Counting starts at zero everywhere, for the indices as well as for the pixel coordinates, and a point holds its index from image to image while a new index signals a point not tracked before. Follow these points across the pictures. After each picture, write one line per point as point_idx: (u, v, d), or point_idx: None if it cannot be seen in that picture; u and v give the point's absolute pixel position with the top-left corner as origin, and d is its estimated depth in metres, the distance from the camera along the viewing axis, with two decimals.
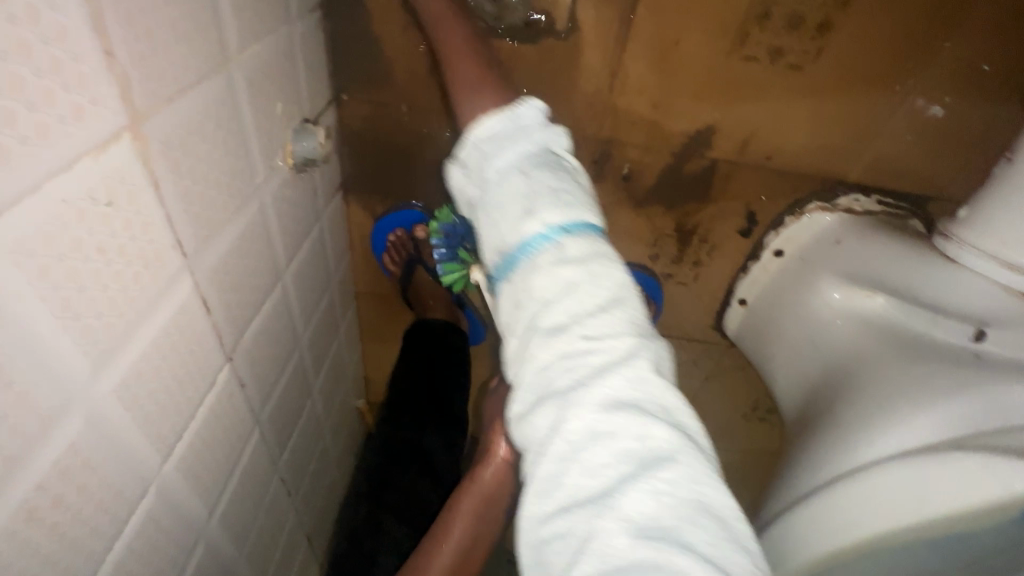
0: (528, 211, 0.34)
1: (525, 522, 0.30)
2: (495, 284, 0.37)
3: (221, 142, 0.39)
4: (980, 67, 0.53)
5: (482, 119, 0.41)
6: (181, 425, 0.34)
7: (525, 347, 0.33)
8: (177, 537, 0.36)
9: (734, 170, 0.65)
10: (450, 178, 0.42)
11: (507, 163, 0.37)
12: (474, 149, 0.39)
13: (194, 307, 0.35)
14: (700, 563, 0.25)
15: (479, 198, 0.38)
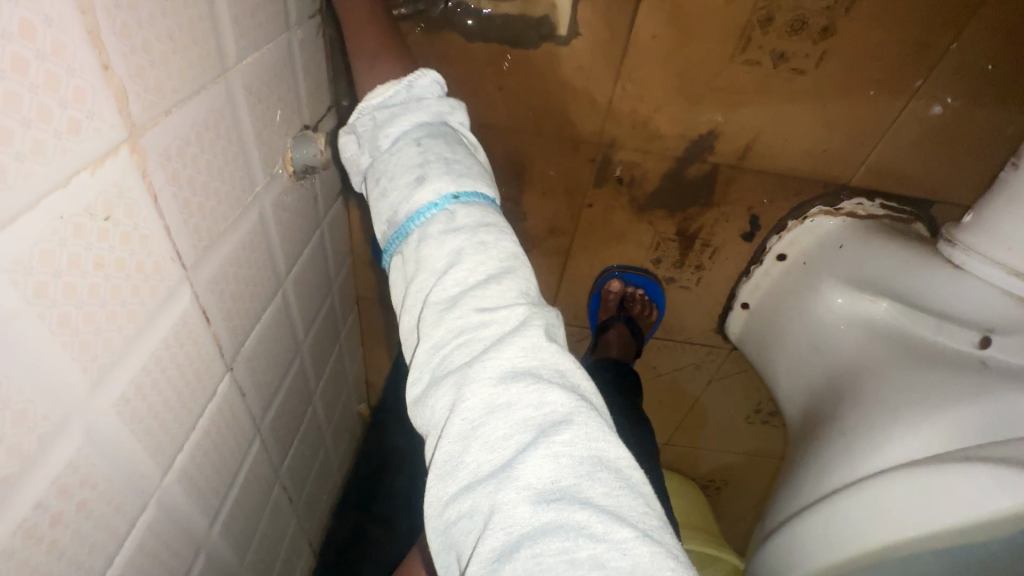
0: (420, 176, 0.38)
1: (432, 512, 0.31)
2: (390, 261, 0.40)
3: (222, 148, 0.39)
4: (983, 67, 0.54)
5: (374, 89, 0.45)
6: (181, 437, 0.39)
7: (425, 326, 0.35)
8: (177, 540, 0.41)
9: (736, 176, 0.66)
10: (343, 150, 0.45)
11: (397, 132, 0.42)
12: (367, 117, 0.44)
13: (193, 318, 0.38)
14: (600, 514, 0.27)
15: (373, 165, 0.42)
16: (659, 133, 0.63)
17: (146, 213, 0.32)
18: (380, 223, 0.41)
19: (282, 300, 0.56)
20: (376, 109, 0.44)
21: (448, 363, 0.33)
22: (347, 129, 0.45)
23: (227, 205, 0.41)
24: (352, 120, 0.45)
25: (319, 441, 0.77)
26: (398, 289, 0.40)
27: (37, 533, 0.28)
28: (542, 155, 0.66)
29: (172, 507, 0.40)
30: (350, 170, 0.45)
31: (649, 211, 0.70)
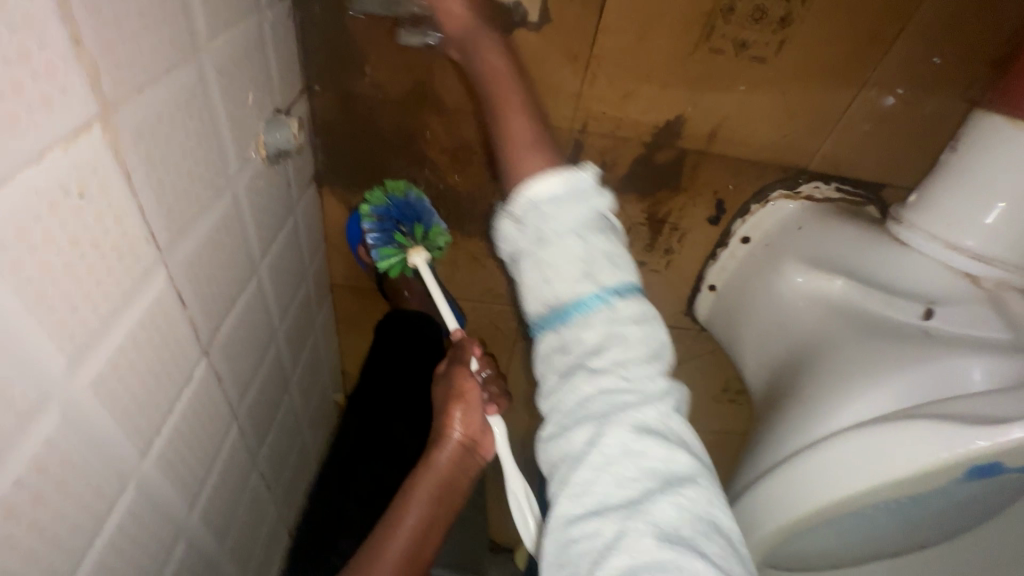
0: (589, 277, 0.44)
1: (559, 524, 0.41)
2: (539, 322, 0.47)
3: (196, 130, 0.39)
4: (930, 59, 0.58)
5: (544, 174, 0.47)
6: (159, 420, 0.39)
7: (571, 383, 0.44)
8: (156, 524, 0.41)
9: (702, 161, 0.68)
10: (499, 222, 0.49)
11: (567, 223, 0.45)
12: (533, 204, 0.46)
13: (169, 300, 0.38)
14: (708, 561, 0.37)
15: (537, 249, 0.45)
16: (628, 120, 0.65)
17: (119, 192, 0.31)
18: (533, 299, 0.47)
19: (257, 286, 0.55)
20: (542, 199, 0.46)
21: (590, 414, 0.42)
22: (506, 212, 0.48)
23: (200, 188, 0.41)
24: (515, 203, 0.47)
25: (296, 429, 0.77)
26: (542, 346, 0.48)
27: (18, 512, 0.28)
28: None
29: (152, 491, 0.40)
30: (499, 242, 0.50)
31: (620, 197, 0.72)
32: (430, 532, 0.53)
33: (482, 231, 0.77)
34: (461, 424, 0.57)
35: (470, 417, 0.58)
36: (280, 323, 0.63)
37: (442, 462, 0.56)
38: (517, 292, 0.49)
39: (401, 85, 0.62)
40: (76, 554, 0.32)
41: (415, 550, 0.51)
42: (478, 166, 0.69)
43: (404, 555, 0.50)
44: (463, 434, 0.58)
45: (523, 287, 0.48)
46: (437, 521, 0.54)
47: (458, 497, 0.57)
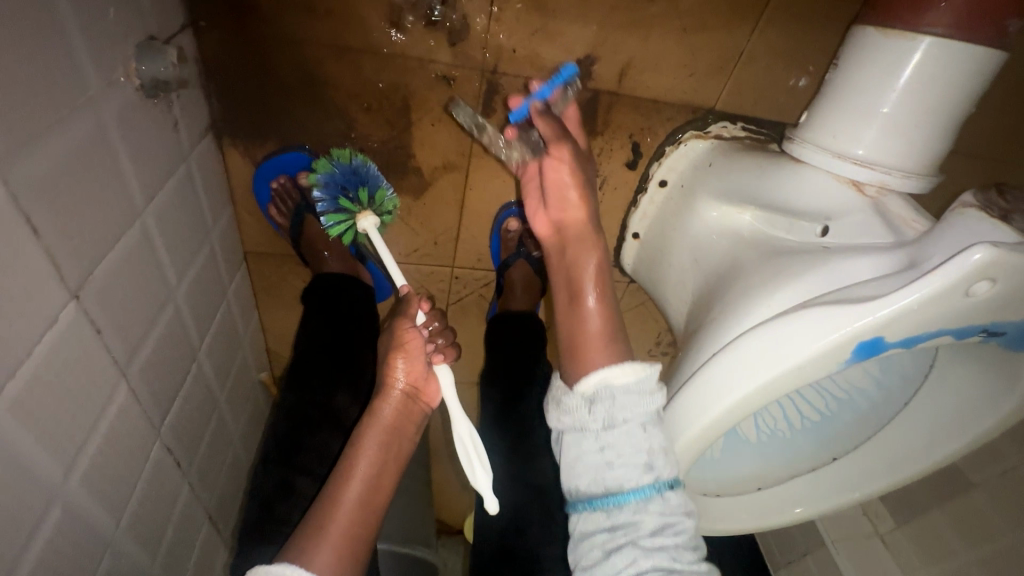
0: (651, 467, 0.46)
1: None
2: (589, 502, 0.48)
3: (36, 37, 0.35)
4: (847, 19, 0.63)
5: (624, 362, 0.50)
6: (13, 361, 0.35)
7: (624, 560, 0.44)
8: (16, 485, 0.37)
9: (615, 103, 0.69)
10: (567, 397, 0.51)
11: (640, 413, 0.48)
12: (614, 391, 0.49)
13: (13, 223, 0.34)
14: None
15: (606, 433, 0.48)
16: (540, 60, 0.64)
17: None
18: (590, 477, 0.48)
19: (143, 236, 0.51)
20: (623, 388, 0.49)
21: None
22: (576, 392, 0.51)
23: (49, 103, 0.37)
24: (588, 385, 0.50)
25: (211, 405, 0.72)
26: (587, 527, 0.48)
27: None
28: (428, 88, 0.65)
29: (7, 442, 0.35)
30: (560, 414, 0.52)
31: None
32: (383, 477, 0.50)
33: (402, 186, 0.74)
34: (403, 373, 0.53)
35: (414, 365, 0.54)
36: (178, 282, 0.58)
37: (387, 413, 0.53)
38: (568, 464, 0.50)
39: (298, 22, 0.59)
40: None
41: (370, 497, 0.49)
42: (392, 115, 0.67)
43: (362, 503, 0.48)
44: (407, 382, 0.54)
45: (576, 461, 0.49)
46: (390, 465, 0.52)
47: (409, 442, 0.55)
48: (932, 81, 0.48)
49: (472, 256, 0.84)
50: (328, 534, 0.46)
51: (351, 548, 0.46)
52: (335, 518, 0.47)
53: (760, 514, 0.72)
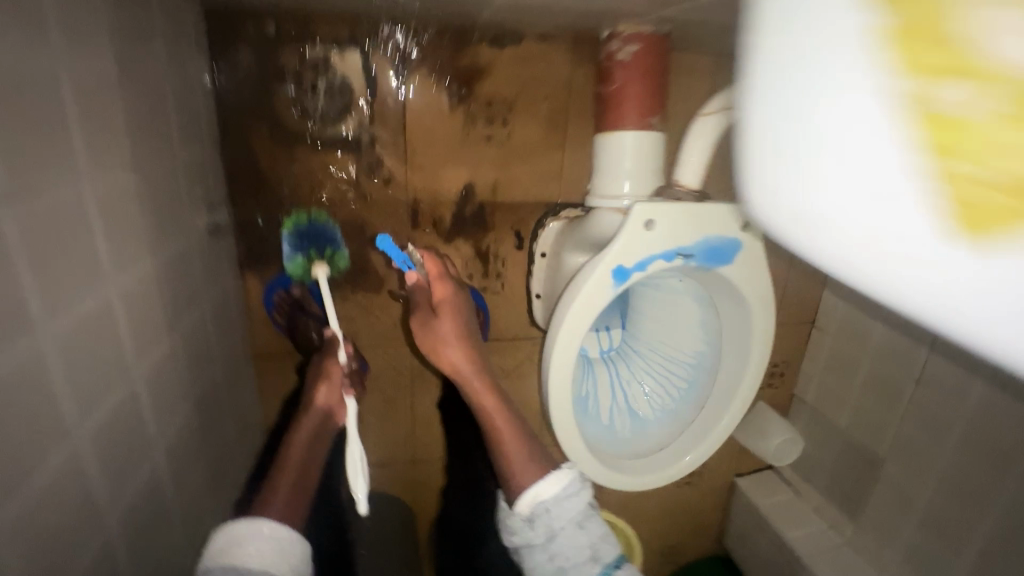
0: (594, 557, 0.78)
1: None
2: None
3: (169, 192, 0.72)
4: None
5: (544, 484, 0.80)
6: (146, 347, 0.64)
7: None
8: (140, 424, 0.61)
9: (495, 209, 1.10)
10: (517, 520, 0.80)
11: (569, 518, 0.78)
12: (547, 509, 0.78)
13: (153, 273, 0.66)
14: None
15: (555, 543, 0.78)
16: (441, 191, 1.06)
17: (137, 201, 0.63)
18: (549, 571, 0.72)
19: (203, 312, 0.82)
20: (551, 503, 0.79)
21: None
22: (519, 516, 0.80)
23: (170, 222, 0.72)
24: (527, 508, 0.80)
25: (232, 465, 0.93)
26: None
27: (91, 337, 0.53)
28: (373, 218, 1.04)
29: (139, 393, 0.62)
30: (517, 534, 0.80)
31: (453, 241, 1.10)
32: (310, 463, 0.77)
33: (366, 285, 1.09)
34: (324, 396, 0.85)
35: (331, 392, 0.86)
36: (218, 352, 0.87)
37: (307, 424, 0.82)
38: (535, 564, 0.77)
39: (292, 191, 0.99)
40: (107, 393, 0.55)
41: (301, 476, 0.75)
42: (354, 238, 1.05)
43: (293, 479, 0.73)
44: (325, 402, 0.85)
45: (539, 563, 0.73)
46: (314, 456, 0.79)
47: (326, 443, 0.83)
48: (638, 154, 0.90)
49: None
50: (273, 498, 0.70)
51: (286, 507, 0.70)
52: (276, 490, 0.71)
53: (667, 464, 0.93)
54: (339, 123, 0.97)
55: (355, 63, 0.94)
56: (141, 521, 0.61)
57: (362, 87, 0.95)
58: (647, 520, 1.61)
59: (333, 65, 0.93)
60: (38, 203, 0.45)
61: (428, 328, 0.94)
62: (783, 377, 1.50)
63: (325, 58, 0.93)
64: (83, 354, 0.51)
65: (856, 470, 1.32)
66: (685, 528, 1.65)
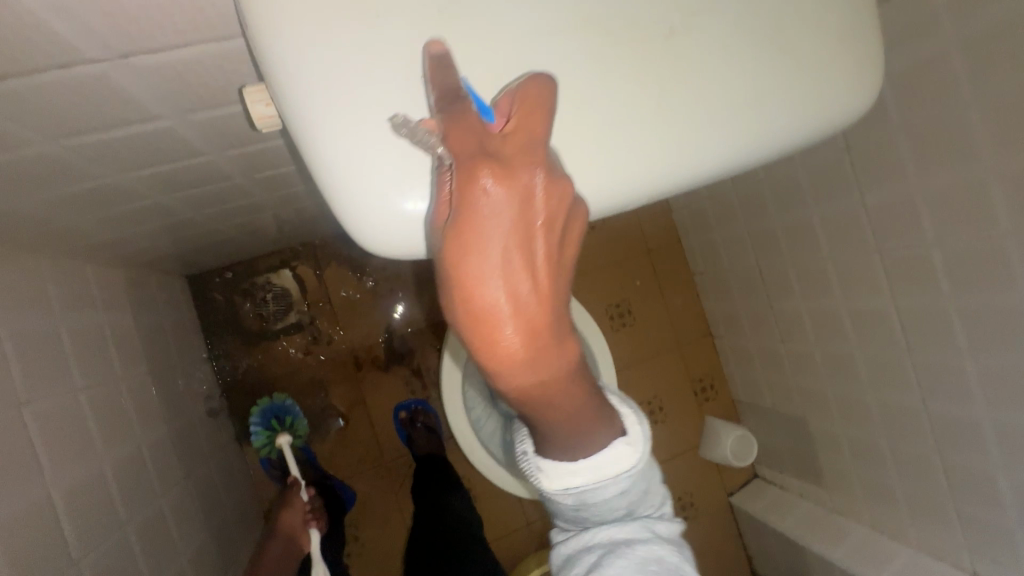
0: None
1: None
2: None
3: (174, 389, 1.10)
4: None
5: None
6: (168, 485, 0.95)
7: None
8: (168, 537, 0.90)
9: (414, 334, 1.46)
10: None
11: None
12: None
13: (168, 439, 1.01)
14: None
15: None
16: (370, 337, 1.44)
17: (153, 394, 1.01)
18: (617, 489, 0.50)
19: (209, 469, 1.13)
20: None
21: None
22: None
23: (177, 408, 1.09)
24: None
25: None
26: None
27: (133, 469, 0.87)
28: (327, 372, 1.41)
29: (166, 514, 0.92)
30: None
31: (391, 369, 1.44)
32: None
33: (335, 424, 1.40)
34: (289, 522, 1.11)
35: (294, 519, 1.11)
36: (226, 501, 1.15)
37: (275, 551, 1.08)
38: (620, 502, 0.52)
39: (264, 373, 1.38)
40: (145, 508, 0.86)
41: None
42: (317, 392, 1.40)
43: None
44: (290, 527, 1.11)
45: (606, 484, 0.49)
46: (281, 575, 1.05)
47: (293, 561, 1.09)
48: None
49: (392, 447, 1.41)
50: None
51: None
52: None
53: None
54: (285, 317, 1.40)
55: (287, 276, 1.41)
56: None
57: (296, 290, 1.41)
58: None
59: (272, 283, 1.40)
60: (97, 391, 0.84)
61: (476, 247, 0.35)
62: (716, 389, 1.72)
63: (267, 280, 1.40)
64: (128, 479, 0.84)
65: (798, 439, 1.47)
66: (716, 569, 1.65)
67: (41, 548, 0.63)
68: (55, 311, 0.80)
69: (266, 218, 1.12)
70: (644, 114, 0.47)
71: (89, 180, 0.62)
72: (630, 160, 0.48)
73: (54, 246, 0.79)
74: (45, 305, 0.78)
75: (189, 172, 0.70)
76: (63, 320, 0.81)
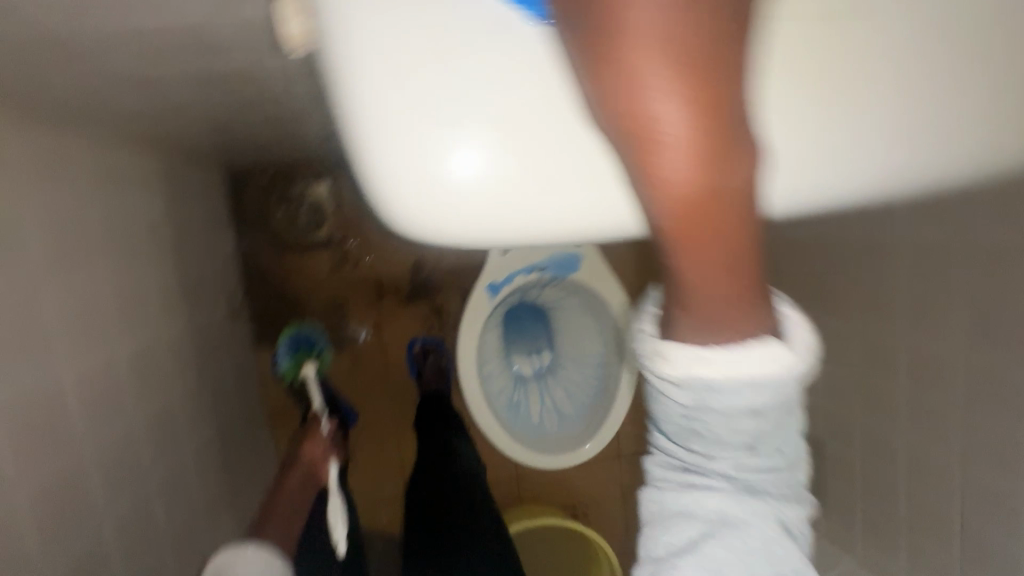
0: None
1: None
2: None
3: (197, 284, 1.10)
4: None
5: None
6: (179, 378, 0.97)
7: None
8: (171, 430, 0.91)
9: (441, 272, 1.42)
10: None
11: None
12: None
13: (185, 333, 1.02)
14: None
15: None
16: (398, 267, 1.41)
17: (175, 287, 1.01)
18: (757, 408, 0.36)
19: (221, 367, 1.15)
20: None
21: None
22: None
23: (197, 303, 1.09)
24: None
25: (247, 494, 1.17)
26: None
27: (147, 359, 0.88)
28: (349, 293, 1.40)
29: (173, 405, 0.94)
30: None
31: (412, 302, 1.42)
32: (301, 513, 0.77)
33: (349, 346, 1.40)
34: (307, 452, 0.89)
35: (316, 448, 0.90)
36: (233, 399, 1.18)
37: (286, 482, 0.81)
38: (748, 440, 0.38)
39: (288, 283, 1.38)
40: (153, 398, 0.88)
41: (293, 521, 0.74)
42: (336, 311, 1.39)
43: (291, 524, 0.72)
44: (309, 457, 0.88)
45: (745, 396, 0.35)
46: (302, 495, 0.80)
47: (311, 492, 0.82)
48: None
49: (400, 378, 1.42)
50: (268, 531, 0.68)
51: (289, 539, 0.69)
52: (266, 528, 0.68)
53: (581, 447, 1.14)
54: (316, 231, 1.38)
55: (325, 189, 1.37)
56: (171, 492, 0.89)
57: (331, 205, 1.38)
58: None
59: (309, 193, 1.37)
60: (119, 277, 0.83)
61: (619, 47, 0.28)
62: None
63: (304, 190, 1.37)
64: (140, 369, 0.85)
65: None
66: None
67: (45, 425, 0.64)
68: (84, 189, 0.77)
69: (309, 128, 1.06)
70: (798, 112, 0.39)
71: (120, 61, 0.57)
72: (796, 156, 0.40)
73: (88, 123, 0.75)
74: (73, 183, 0.75)
75: (227, 70, 0.64)
76: (92, 200, 0.79)
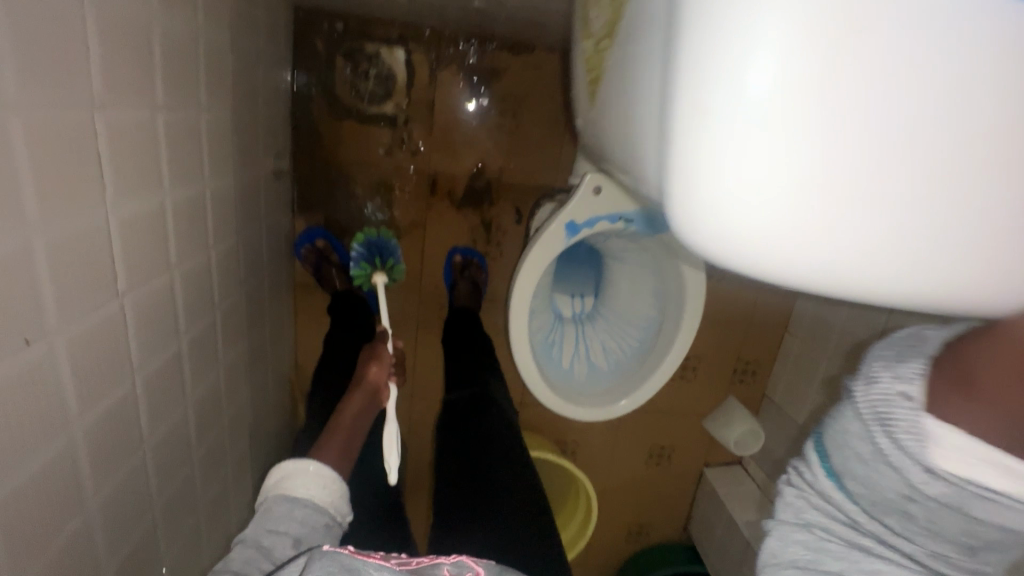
0: None
1: None
2: None
3: (250, 134, 0.99)
4: None
5: None
6: (219, 234, 0.89)
7: None
8: (205, 289, 0.85)
9: (500, 184, 1.30)
10: None
11: None
12: None
13: (232, 186, 0.92)
14: None
15: None
16: (458, 167, 1.29)
17: (229, 133, 0.89)
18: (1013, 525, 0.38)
19: (259, 228, 1.07)
20: None
21: None
22: None
23: (247, 154, 0.98)
24: None
25: (264, 360, 1.15)
26: None
27: (193, 210, 0.79)
28: (399, 181, 1.28)
29: (211, 263, 0.87)
30: None
31: (463, 208, 1.31)
32: (354, 439, 0.78)
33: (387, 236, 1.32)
34: (372, 373, 0.89)
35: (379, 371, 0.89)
36: (265, 264, 1.11)
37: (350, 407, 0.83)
38: (975, 541, 0.40)
39: (338, 153, 1.25)
40: (193, 252, 0.80)
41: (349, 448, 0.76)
42: (382, 197, 1.29)
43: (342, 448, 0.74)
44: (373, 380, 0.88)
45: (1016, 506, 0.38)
46: (360, 419, 0.81)
47: (370, 417, 0.85)
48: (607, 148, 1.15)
49: (432, 283, 1.35)
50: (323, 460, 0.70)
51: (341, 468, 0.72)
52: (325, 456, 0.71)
53: (608, 402, 1.11)
54: (381, 103, 1.23)
55: (400, 58, 1.21)
56: (200, 354, 0.85)
57: (402, 77, 1.22)
58: (622, 497, 1.72)
59: (381, 57, 1.20)
60: (177, 112, 0.72)
61: None
62: (755, 376, 1.63)
63: (377, 52, 1.20)
64: (185, 219, 0.77)
65: None
66: (657, 512, 1.75)
67: (86, 268, 0.57)
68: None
69: None
70: None
71: None
72: None
73: None
74: None
75: None
76: (161, 11, 0.66)
